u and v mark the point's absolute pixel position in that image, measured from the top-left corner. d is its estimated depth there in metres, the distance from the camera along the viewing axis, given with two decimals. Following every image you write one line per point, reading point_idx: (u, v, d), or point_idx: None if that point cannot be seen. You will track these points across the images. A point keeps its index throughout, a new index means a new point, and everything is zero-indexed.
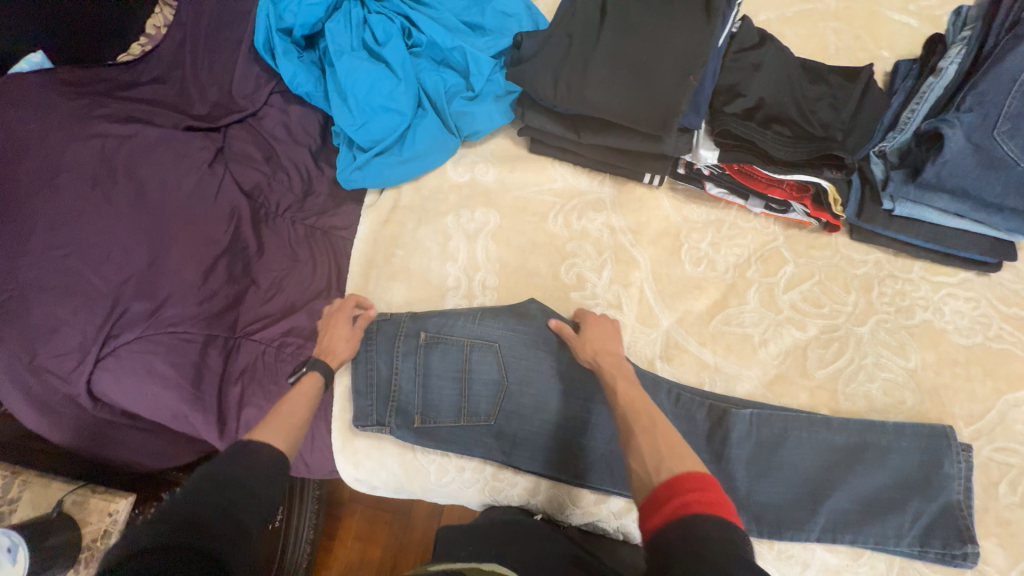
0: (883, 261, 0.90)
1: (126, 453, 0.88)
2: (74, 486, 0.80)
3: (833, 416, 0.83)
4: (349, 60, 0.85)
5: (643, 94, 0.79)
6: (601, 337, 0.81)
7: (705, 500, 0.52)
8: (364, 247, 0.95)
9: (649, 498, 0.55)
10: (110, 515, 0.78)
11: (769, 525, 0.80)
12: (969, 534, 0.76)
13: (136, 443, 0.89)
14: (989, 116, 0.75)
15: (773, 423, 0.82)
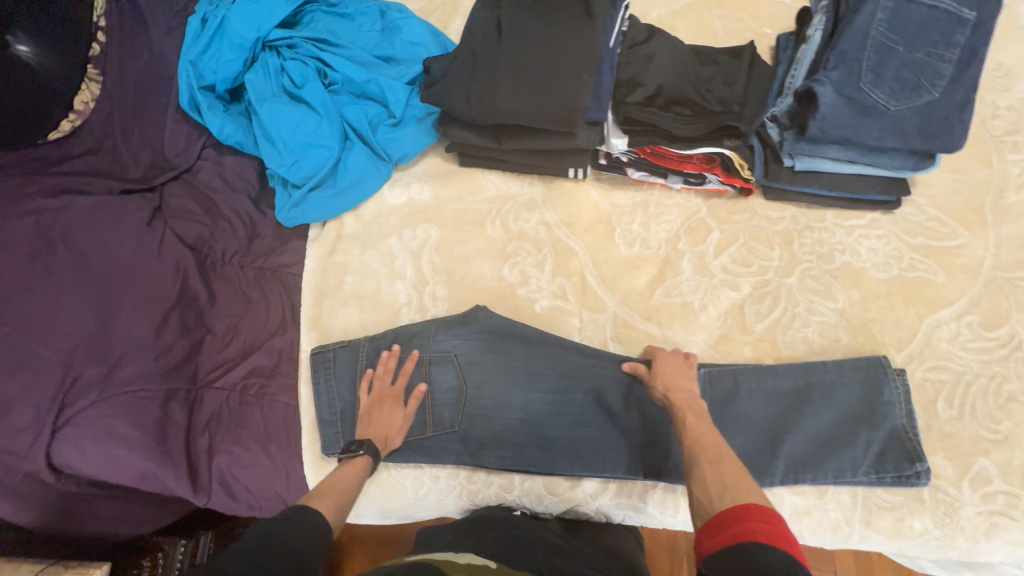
0: (798, 215, 0.97)
1: (100, 523, 0.88)
2: None
3: (777, 364, 0.87)
4: (271, 106, 0.89)
5: (549, 97, 0.85)
6: (675, 373, 0.82)
7: (768, 531, 0.54)
8: (313, 279, 0.98)
9: (712, 520, 0.59)
10: None
11: None
12: (916, 454, 0.80)
13: (109, 511, 0.90)
14: (853, 70, 0.82)
15: (724, 379, 0.86)
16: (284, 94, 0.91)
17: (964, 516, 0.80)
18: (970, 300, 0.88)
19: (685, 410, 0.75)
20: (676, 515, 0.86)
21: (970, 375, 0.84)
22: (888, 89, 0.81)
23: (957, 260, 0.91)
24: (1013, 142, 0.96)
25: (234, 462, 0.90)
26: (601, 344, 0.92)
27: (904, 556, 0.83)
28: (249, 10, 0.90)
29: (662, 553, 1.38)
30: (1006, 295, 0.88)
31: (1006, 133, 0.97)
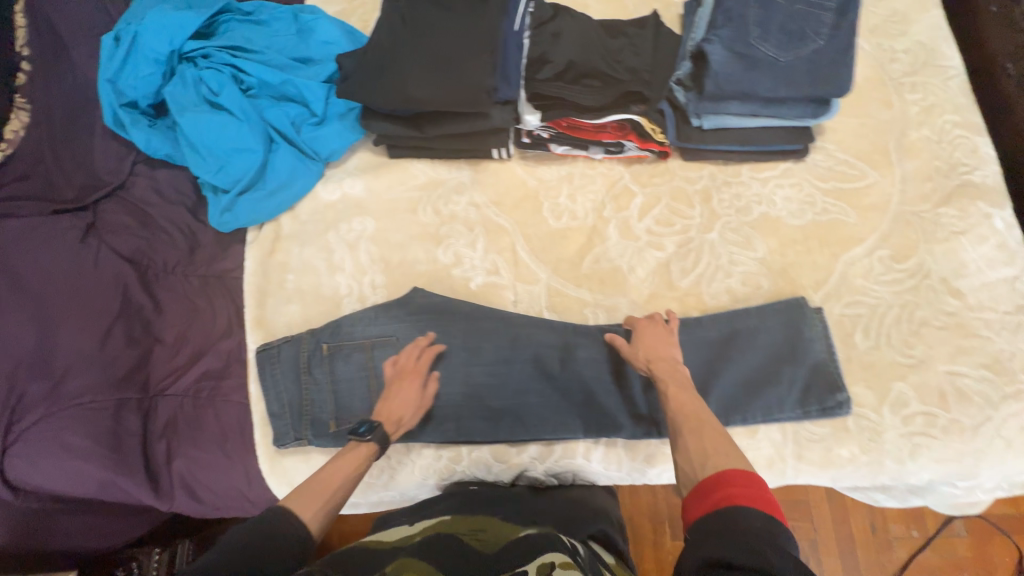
0: (716, 172, 1.01)
1: (70, 538, 0.91)
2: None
3: (703, 315, 0.91)
4: (192, 115, 0.92)
5: (458, 80, 0.89)
6: (656, 344, 0.82)
7: (749, 494, 0.56)
8: (255, 280, 1.00)
9: (696, 489, 0.60)
10: None
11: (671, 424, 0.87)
12: (837, 384, 0.84)
13: (78, 526, 0.92)
14: (740, 27, 0.87)
15: None
16: (204, 103, 0.94)
17: (889, 440, 0.83)
18: (881, 236, 0.92)
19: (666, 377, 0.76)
20: (620, 469, 0.90)
21: (885, 306, 0.88)
22: (776, 41, 0.86)
23: (866, 199, 0.95)
24: (911, 83, 1.01)
25: (193, 464, 0.92)
26: (537, 314, 0.95)
27: (838, 485, 0.87)
28: (159, 23, 0.92)
29: (643, 519, 1.42)
30: (914, 228, 0.92)
31: (904, 75, 1.02)
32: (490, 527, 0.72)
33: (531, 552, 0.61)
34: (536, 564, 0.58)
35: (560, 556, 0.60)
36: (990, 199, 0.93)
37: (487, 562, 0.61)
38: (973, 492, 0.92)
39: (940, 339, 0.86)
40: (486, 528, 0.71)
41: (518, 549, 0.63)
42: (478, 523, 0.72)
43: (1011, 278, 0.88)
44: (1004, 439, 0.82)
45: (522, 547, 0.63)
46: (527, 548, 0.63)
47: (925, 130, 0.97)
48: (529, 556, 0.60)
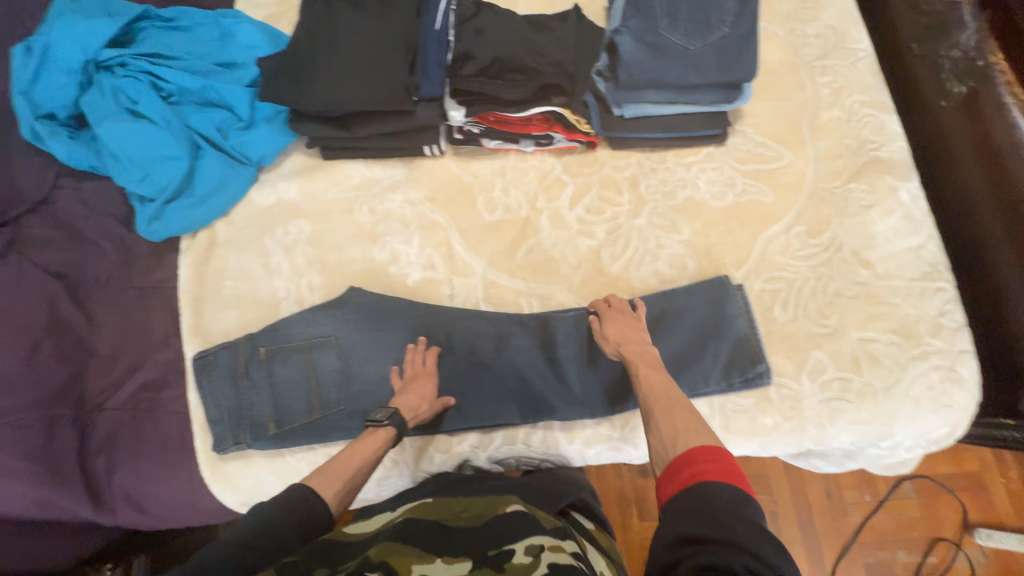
0: (643, 160, 1.04)
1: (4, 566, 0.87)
2: None
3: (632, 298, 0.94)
4: (113, 125, 0.92)
5: (379, 79, 0.90)
6: (622, 329, 0.83)
7: (719, 470, 0.58)
8: (190, 288, 0.99)
9: (671, 465, 0.62)
10: None
11: (605, 403, 0.90)
12: (758, 355, 0.88)
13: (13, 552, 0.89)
14: (648, 19, 0.91)
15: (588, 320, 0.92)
16: (126, 112, 0.94)
17: (808, 406, 0.87)
18: (796, 214, 0.96)
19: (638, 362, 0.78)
20: (560, 451, 0.92)
21: (801, 280, 0.92)
22: (685, 31, 0.90)
23: (783, 178, 0.99)
24: (823, 66, 1.06)
25: (134, 476, 0.91)
26: (474, 306, 0.97)
27: (768, 452, 0.91)
28: (73, 34, 0.92)
29: (608, 502, 1.45)
30: (827, 204, 0.96)
31: (816, 59, 1.06)
32: (473, 504, 0.75)
33: (520, 532, 0.65)
34: (525, 545, 0.62)
35: (547, 540, 0.64)
36: (897, 173, 0.97)
37: (469, 539, 0.66)
38: (896, 451, 0.97)
39: (852, 307, 0.90)
40: (469, 506, 0.75)
41: (507, 528, 0.67)
42: (458, 503, 0.75)
43: (916, 246, 0.94)
44: (913, 399, 0.87)
45: (510, 527, 0.67)
46: (515, 528, 0.66)
47: (835, 111, 1.02)
48: (518, 537, 0.64)
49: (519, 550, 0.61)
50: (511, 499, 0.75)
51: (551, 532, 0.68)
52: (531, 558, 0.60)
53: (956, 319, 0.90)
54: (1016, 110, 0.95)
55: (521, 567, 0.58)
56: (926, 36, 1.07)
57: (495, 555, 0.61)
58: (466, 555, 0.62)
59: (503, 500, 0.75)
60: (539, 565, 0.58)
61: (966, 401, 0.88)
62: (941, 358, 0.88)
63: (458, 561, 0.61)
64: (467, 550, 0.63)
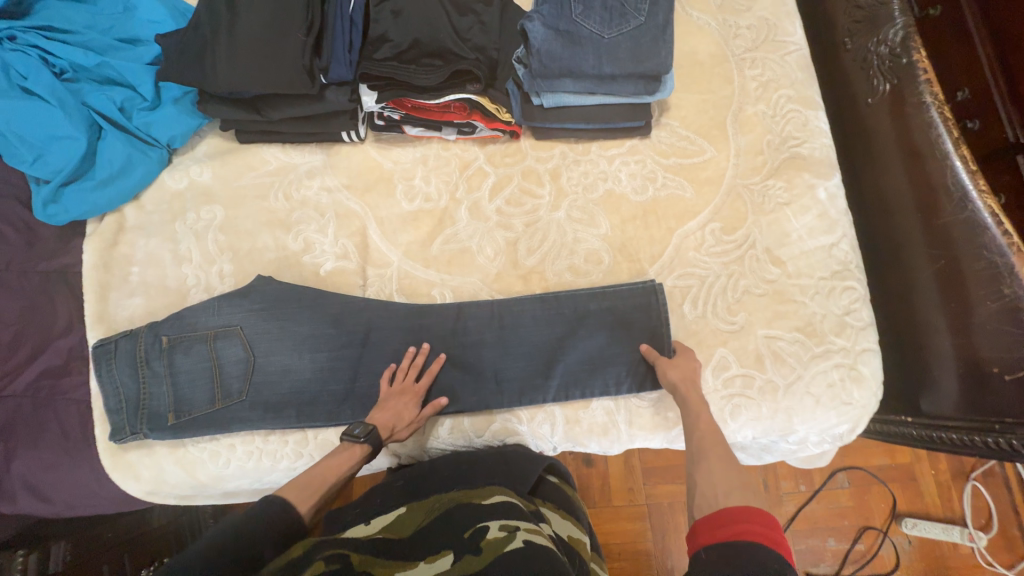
0: (566, 151, 1.02)
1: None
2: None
3: (545, 293, 0.93)
4: (0, 101, 0.87)
5: (282, 61, 0.87)
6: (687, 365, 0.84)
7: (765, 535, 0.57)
8: (95, 274, 0.97)
9: (717, 515, 0.61)
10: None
11: (513, 396, 0.90)
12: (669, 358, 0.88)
13: None
14: (562, 6, 0.89)
15: (503, 312, 0.92)
16: (17, 89, 0.89)
17: (711, 401, 0.88)
18: (713, 209, 0.96)
19: (689, 390, 0.80)
20: (468, 443, 0.93)
21: (712, 277, 0.92)
22: (600, 18, 0.88)
23: (703, 173, 0.98)
24: (752, 59, 1.03)
25: (33, 465, 0.89)
26: (386, 297, 0.96)
27: (673, 445, 0.92)
28: None
29: None
30: (744, 200, 0.96)
31: (746, 51, 1.04)
32: (444, 498, 0.77)
33: (496, 513, 0.69)
34: (500, 523, 0.66)
35: (526, 523, 0.67)
36: (817, 171, 0.97)
37: (447, 529, 0.68)
38: (804, 446, 0.97)
39: (760, 305, 0.91)
40: (442, 500, 0.77)
41: (485, 511, 0.70)
42: (429, 504, 0.77)
43: (829, 245, 0.93)
44: (813, 396, 0.88)
45: (489, 510, 0.71)
46: (494, 512, 0.70)
47: (761, 105, 1.01)
48: (494, 518, 0.68)
49: (493, 527, 0.66)
50: (488, 491, 0.77)
51: (529, 516, 0.71)
52: (507, 532, 0.64)
53: (862, 318, 0.91)
54: (933, 110, 0.91)
55: (497, 542, 0.62)
56: (858, 30, 1.04)
57: (471, 537, 0.65)
58: (447, 548, 0.63)
59: (483, 492, 0.76)
60: (515, 538, 0.62)
61: (865, 398, 0.89)
62: (843, 357, 0.89)
63: (440, 557, 0.62)
64: (446, 542, 0.65)
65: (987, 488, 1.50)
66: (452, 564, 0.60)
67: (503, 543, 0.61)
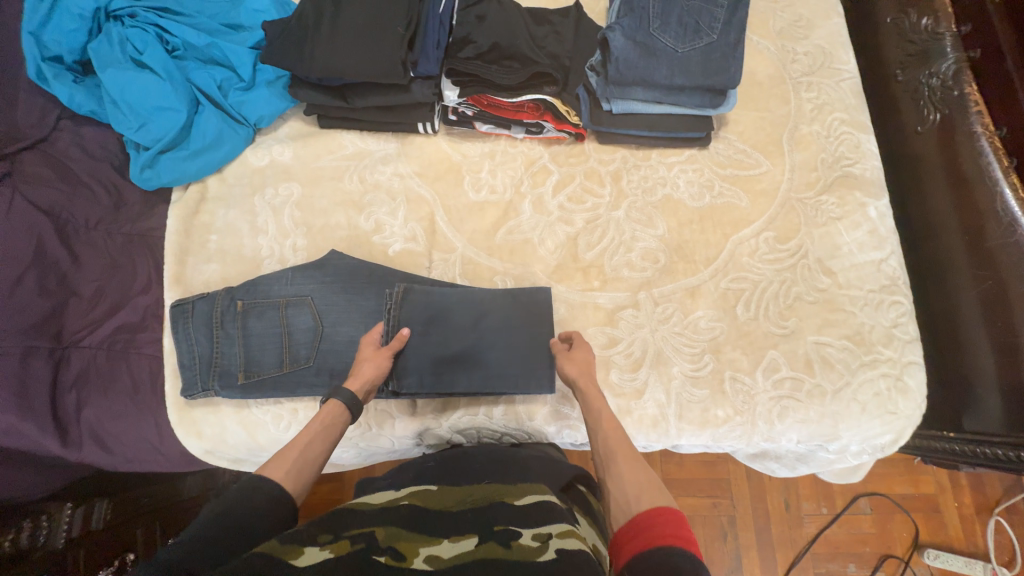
0: (627, 156, 1.07)
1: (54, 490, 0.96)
2: (91, 508, 0.99)
3: (529, 294, 0.96)
4: (116, 71, 0.95)
5: (379, 53, 0.94)
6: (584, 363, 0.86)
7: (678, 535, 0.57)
8: (176, 238, 1.02)
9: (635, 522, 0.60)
10: (77, 517, 0.96)
11: (514, 384, 0.91)
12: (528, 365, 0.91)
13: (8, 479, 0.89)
14: (642, 20, 0.96)
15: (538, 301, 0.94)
16: (130, 62, 0.98)
17: (760, 402, 0.91)
18: (768, 219, 1.00)
19: (587, 386, 0.82)
20: (519, 425, 0.96)
21: (766, 282, 0.96)
22: (675, 33, 0.95)
23: (759, 185, 1.03)
24: (808, 83, 1.09)
25: (103, 414, 0.92)
26: (450, 281, 1.00)
27: (719, 444, 0.94)
28: None
29: None
30: (797, 213, 1.00)
31: (802, 75, 1.10)
32: (476, 490, 0.73)
33: (528, 518, 0.65)
34: (532, 531, 0.62)
35: (557, 527, 0.63)
36: (867, 190, 1.01)
37: (474, 520, 0.65)
38: (843, 456, 0.98)
39: (810, 312, 0.95)
40: (472, 491, 0.73)
41: (516, 512, 0.66)
42: (461, 490, 0.73)
43: (878, 260, 0.97)
44: (860, 403, 0.91)
45: (524, 512, 0.66)
46: (531, 514, 0.66)
47: (815, 126, 1.06)
48: (526, 523, 0.64)
49: (525, 535, 0.62)
50: (522, 489, 0.72)
51: (563, 516, 0.66)
52: (539, 543, 0.60)
53: (908, 332, 0.94)
54: (984, 141, 0.96)
55: (526, 550, 0.58)
56: (909, 63, 1.10)
57: (501, 532, 0.62)
58: (471, 532, 0.63)
59: (515, 490, 0.72)
60: (547, 550, 0.58)
61: (911, 409, 0.91)
62: (890, 367, 0.92)
63: (464, 538, 0.62)
64: (473, 529, 0.64)
65: (1011, 525, 1.49)
66: (475, 546, 0.60)
67: (535, 554, 0.57)
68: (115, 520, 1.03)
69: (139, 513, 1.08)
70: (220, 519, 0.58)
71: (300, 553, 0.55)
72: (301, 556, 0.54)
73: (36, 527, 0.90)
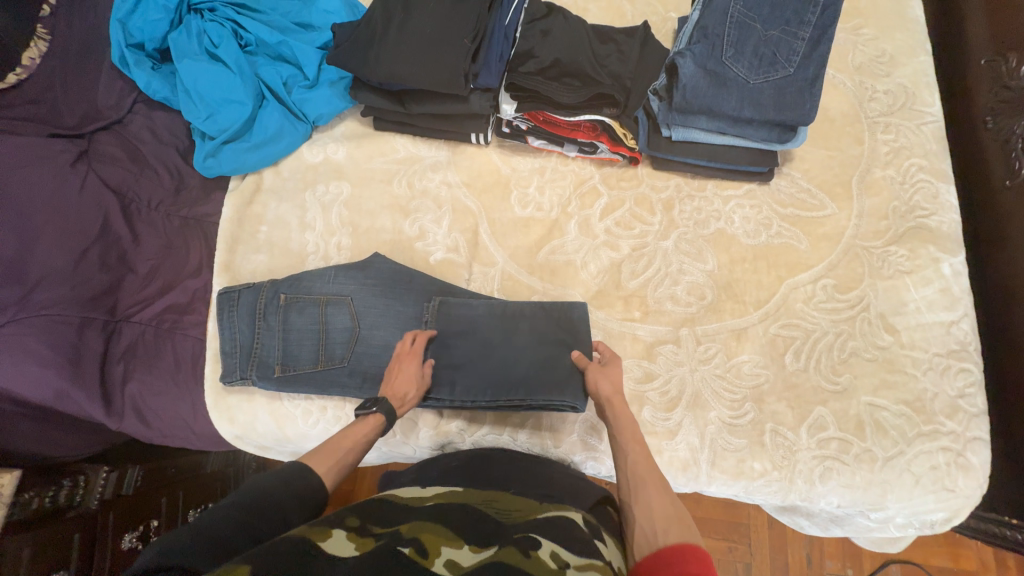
0: (682, 184, 1.03)
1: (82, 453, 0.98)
2: (123, 473, 1.01)
3: (562, 310, 0.92)
4: (191, 62, 1.00)
5: (441, 62, 0.94)
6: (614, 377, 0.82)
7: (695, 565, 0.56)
8: (229, 226, 1.05)
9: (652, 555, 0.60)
10: (108, 481, 0.98)
11: (544, 394, 0.85)
12: (560, 382, 0.86)
13: (56, 438, 0.93)
14: (714, 47, 0.92)
15: (573, 320, 0.91)
16: (205, 54, 1.02)
17: (801, 459, 0.86)
18: (828, 266, 0.95)
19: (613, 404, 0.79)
20: (544, 451, 0.93)
21: (819, 332, 0.91)
22: (748, 63, 0.92)
23: (821, 229, 0.97)
24: (885, 123, 1.02)
25: (145, 389, 0.95)
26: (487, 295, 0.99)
27: (752, 498, 0.89)
28: None
29: None
30: (862, 262, 0.94)
31: (880, 115, 1.03)
32: (500, 499, 0.69)
33: (550, 535, 0.59)
34: (552, 548, 0.56)
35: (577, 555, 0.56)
36: (942, 245, 0.94)
37: (494, 528, 0.61)
38: (887, 527, 0.91)
39: (866, 370, 0.89)
40: (497, 499, 0.69)
41: (535, 527, 0.61)
42: (483, 496, 0.69)
43: (948, 322, 0.90)
44: (913, 475, 0.84)
45: (543, 529, 0.61)
46: (553, 532, 0.60)
47: (890, 170, 0.99)
48: (547, 538, 0.58)
49: (545, 551, 0.55)
50: (544, 508, 0.67)
51: (587, 541, 0.60)
52: (557, 566, 0.53)
53: (976, 405, 0.86)
54: None
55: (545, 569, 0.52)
56: (1000, 111, 1.01)
57: (522, 540, 0.57)
58: (493, 541, 0.58)
59: (538, 507, 0.68)
60: None
61: (971, 489, 0.84)
62: (951, 441, 0.85)
63: (486, 548, 0.56)
64: (494, 539, 0.59)
65: None
66: (495, 554, 0.55)
67: None
68: (145, 486, 1.04)
69: (166, 482, 1.09)
70: (242, 501, 0.57)
71: (328, 535, 0.53)
72: (328, 539, 0.53)
73: (73, 486, 0.93)
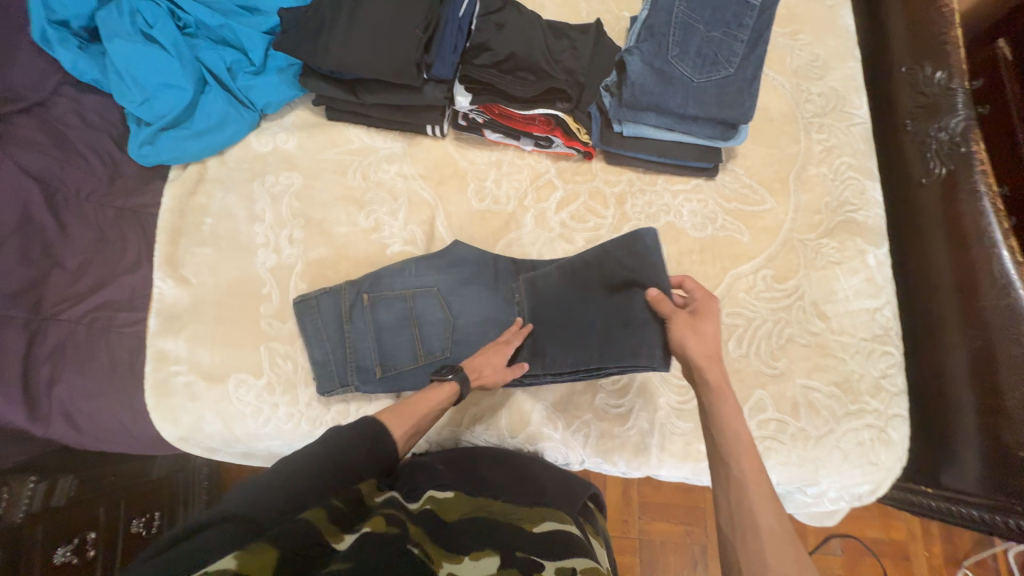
0: (633, 179, 1.06)
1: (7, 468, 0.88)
2: (58, 482, 0.93)
3: (624, 254, 0.84)
4: (123, 41, 0.94)
5: (393, 51, 0.93)
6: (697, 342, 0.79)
7: None
8: (169, 217, 1.00)
9: None
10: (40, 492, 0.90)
11: (633, 353, 0.82)
12: (637, 346, 0.82)
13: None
14: (661, 45, 0.97)
15: (643, 252, 0.83)
16: (139, 34, 0.96)
17: None
18: (768, 257, 1.00)
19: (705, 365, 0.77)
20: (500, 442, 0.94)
21: (759, 320, 0.96)
22: (692, 63, 0.96)
23: (761, 222, 1.03)
24: (819, 124, 1.09)
25: (74, 391, 0.88)
26: None
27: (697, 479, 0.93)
28: None
29: None
30: (797, 254, 1.00)
31: (814, 116, 1.10)
32: (498, 508, 0.70)
33: (551, 551, 0.60)
34: (555, 566, 0.57)
35: (581, 563, 0.58)
36: (869, 238, 1.02)
37: (494, 536, 0.62)
38: (821, 501, 0.97)
39: (801, 355, 0.94)
40: (495, 507, 0.70)
41: (535, 539, 0.62)
42: (483, 504, 0.70)
43: (873, 309, 0.97)
44: (841, 451, 0.91)
45: (544, 542, 0.62)
46: (552, 546, 0.61)
47: (823, 167, 1.06)
48: (548, 554, 0.59)
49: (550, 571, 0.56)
50: (541, 516, 0.69)
51: (583, 551, 0.62)
52: None
53: (896, 384, 0.94)
54: (987, 200, 0.96)
55: None
56: (918, 115, 1.10)
57: (522, 558, 0.58)
58: (493, 548, 0.59)
59: (533, 514, 0.69)
60: None
61: (891, 461, 0.91)
62: (875, 419, 0.92)
63: (485, 557, 0.57)
64: (495, 545, 0.60)
65: None
66: (497, 569, 0.55)
67: None
68: (79, 497, 0.97)
69: (102, 493, 1.02)
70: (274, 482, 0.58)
71: (342, 538, 0.53)
72: (342, 542, 0.52)
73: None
